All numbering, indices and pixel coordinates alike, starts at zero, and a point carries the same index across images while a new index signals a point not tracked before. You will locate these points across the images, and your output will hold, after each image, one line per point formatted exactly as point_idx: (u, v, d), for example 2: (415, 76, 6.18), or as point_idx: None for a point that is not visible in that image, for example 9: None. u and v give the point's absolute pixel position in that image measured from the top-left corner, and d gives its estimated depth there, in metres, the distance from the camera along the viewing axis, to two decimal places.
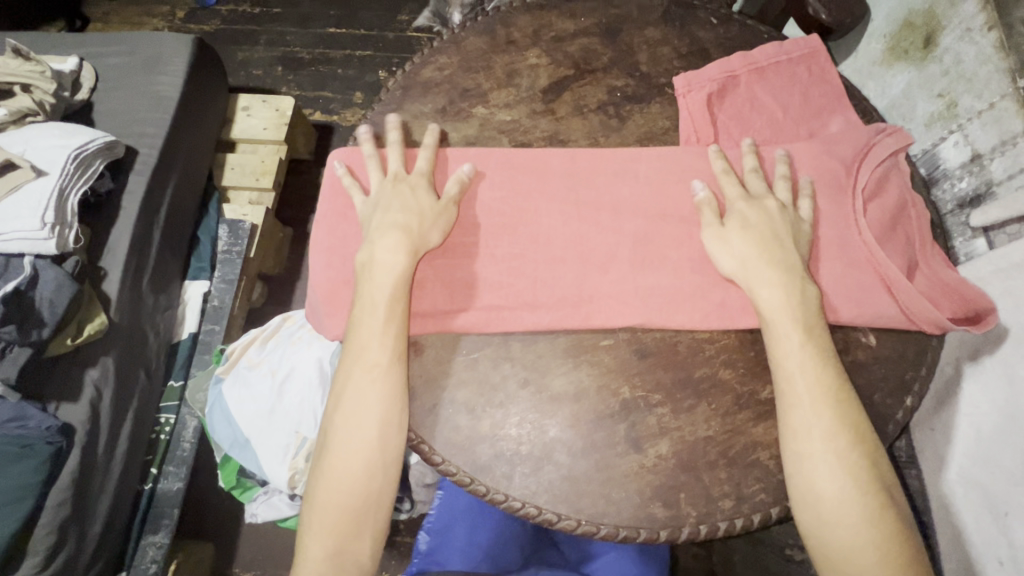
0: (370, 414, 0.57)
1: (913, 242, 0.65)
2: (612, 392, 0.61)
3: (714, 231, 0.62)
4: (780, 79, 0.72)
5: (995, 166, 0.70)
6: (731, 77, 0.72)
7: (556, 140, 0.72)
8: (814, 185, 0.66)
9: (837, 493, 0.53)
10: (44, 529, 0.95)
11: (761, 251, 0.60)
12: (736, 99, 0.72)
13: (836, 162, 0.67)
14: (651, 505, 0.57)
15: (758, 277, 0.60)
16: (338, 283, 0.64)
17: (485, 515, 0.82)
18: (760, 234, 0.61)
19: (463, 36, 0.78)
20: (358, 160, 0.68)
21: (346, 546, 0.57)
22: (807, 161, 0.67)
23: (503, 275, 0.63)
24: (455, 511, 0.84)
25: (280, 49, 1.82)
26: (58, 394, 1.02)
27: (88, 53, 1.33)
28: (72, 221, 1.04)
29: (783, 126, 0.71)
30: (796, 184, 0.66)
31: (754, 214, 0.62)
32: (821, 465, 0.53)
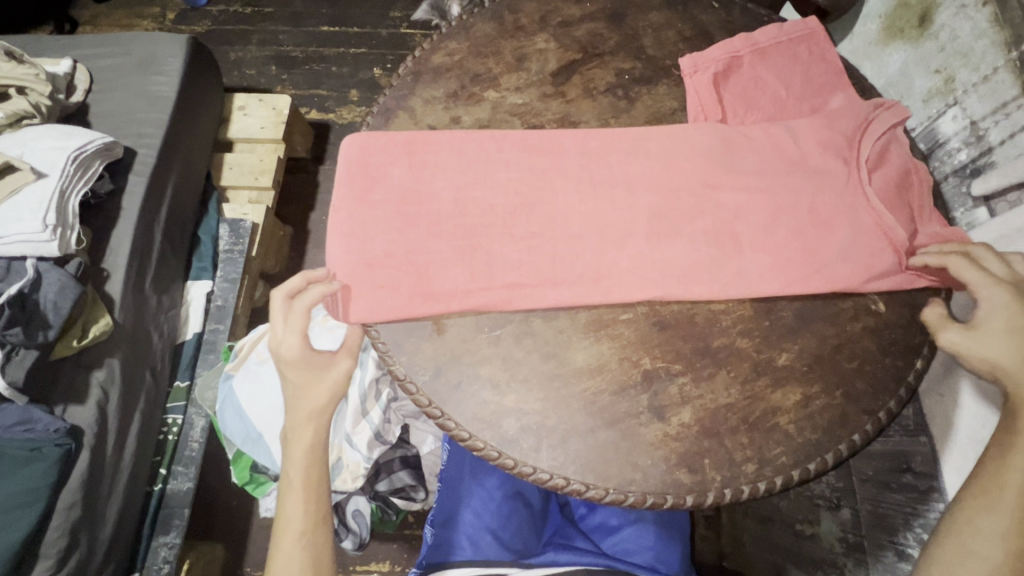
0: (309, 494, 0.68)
1: (915, 211, 0.67)
2: (633, 364, 0.62)
3: (959, 329, 0.60)
4: (782, 59, 0.74)
5: (993, 134, 0.72)
6: (735, 56, 0.74)
7: (568, 121, 0.73)
8: (821, 159, 0.68)
9: (991, 527, 0.57)
10: (55, 532, 0.94)
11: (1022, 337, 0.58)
12: (740, 79, 0.74)
13: (840, 135, 0.69)
14: (677, 471, 0.58)
15: (1022, 382, 0.57)
16: (358, 265, 0.64)
17: (490, 497, 0.84)
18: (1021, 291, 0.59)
19: (471, 23, 0.79)
20: (373, 145, 0.69)
21: None
22: (811, 136, 0.69)
23: (512, 256, 0.64)
24: (457, 495, 0.86)
25: (274, 49, 1.82)
26: (64, 396, 1.02)
27: (82, 55, 1.32)
28: (73, 223, 1.04)
29: (787, 103, 0.73)
30: (803, 161, 0.68)
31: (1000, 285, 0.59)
32: (987, 521, 0.57)
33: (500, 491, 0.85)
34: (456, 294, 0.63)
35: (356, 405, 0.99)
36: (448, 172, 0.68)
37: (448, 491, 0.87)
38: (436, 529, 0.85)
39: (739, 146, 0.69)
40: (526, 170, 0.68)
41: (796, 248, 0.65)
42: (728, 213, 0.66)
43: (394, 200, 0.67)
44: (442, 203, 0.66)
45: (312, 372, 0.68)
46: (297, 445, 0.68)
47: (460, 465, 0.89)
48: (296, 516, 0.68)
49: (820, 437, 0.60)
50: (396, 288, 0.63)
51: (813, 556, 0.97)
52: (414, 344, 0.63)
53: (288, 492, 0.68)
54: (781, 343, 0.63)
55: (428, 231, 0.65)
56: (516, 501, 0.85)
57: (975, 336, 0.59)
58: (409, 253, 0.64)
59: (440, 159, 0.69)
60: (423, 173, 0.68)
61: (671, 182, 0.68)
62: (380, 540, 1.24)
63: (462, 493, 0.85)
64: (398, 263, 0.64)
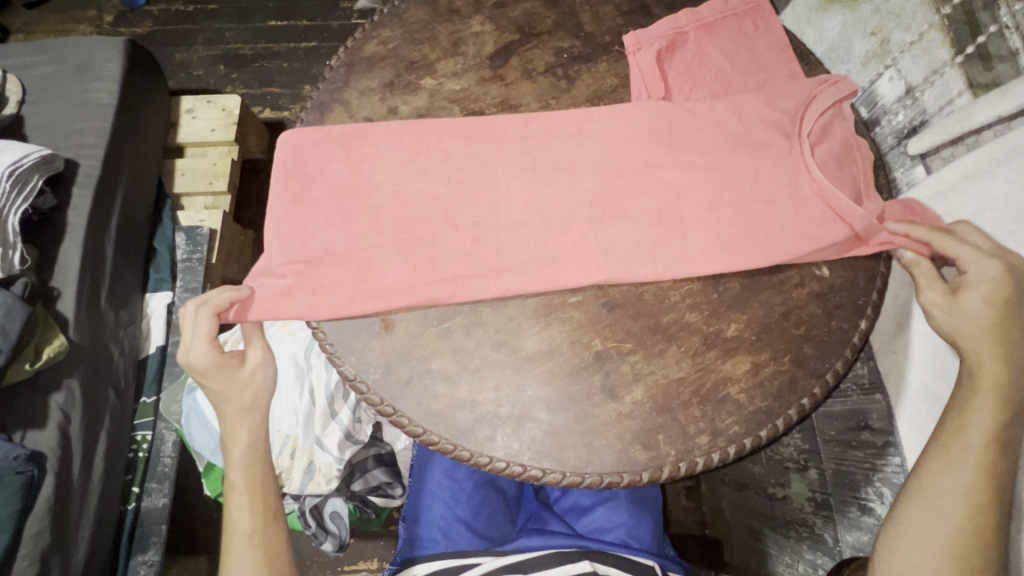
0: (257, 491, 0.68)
1: (860, 180, 0.67)
2: (585, 346, 0.62)
3: (938, 292, 0.62)
4: (726, 34, 0.74)
5: (927, 96, 0.73)
6: (679, 33, 0.73)
7: (508, 105, 0.72)
8: (763, 134, 0.68)
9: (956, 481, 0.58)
10: (23, 561, 0.91)
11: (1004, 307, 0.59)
12: (684, 56, 0.73)
13: (782, 109, 0.69)
14: (632, 449, 0.59)
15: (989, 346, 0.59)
16: (296, 266, 0.62)
17: (462, 489, 0.84)
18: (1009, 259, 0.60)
19: (404, 9, 0.77)
20: (310, 139, 0.67)
21: None
22: (753, 111, 0.69)
23: (458, 251, 0.63)
24: (428, 491, 0.85)
25: (220, 47, 1.75)
26: (23, 422, 0.98)
27: (12, 64, 1.25)
28: (14, 242, 0.98)
29: (732, 79, 0.73)
30: (746, 137, 0.68)
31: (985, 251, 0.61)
32: (951, 477, 0.59)
33: (471, 482, 0.85)
34: (399, 291, 0.62)
35: (323, 408, 0.97)
36: (388, 167, 0.66)
37: (418, 487, 0.86)
38: (409, 526, 0.84)
39: (682, 123, 0.69)
40: (469, 160, 0.67)
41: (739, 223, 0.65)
42: (671, 190, 0.66)
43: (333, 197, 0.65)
44: (382, 198, 0.65)
45: (228, 375, 0.67)
46: (236, 446, 0.68)
47: (429, 461, 0.88)
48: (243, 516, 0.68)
49: (770, 405, 0.61)
50: (335, 286, 0.62)
51: (787, 518, 0.99)
52: (364, 344, 0.62)
53: (233, 497, 0.68)
54: (730, 314, 0.64)
55: (369, 227, 0.64)
56: (488, 489, 0.85)
57: (959, 303, 0.61)
58: (348, 250, 0.63)
59: (379, 153, 0.67)
60: (361, 168, 0.66)
61: (614, 164, 0.67)
62: (366, 539, 1.23)
63: (433, 488, 0.85)
64: (337, 261, 0.62)
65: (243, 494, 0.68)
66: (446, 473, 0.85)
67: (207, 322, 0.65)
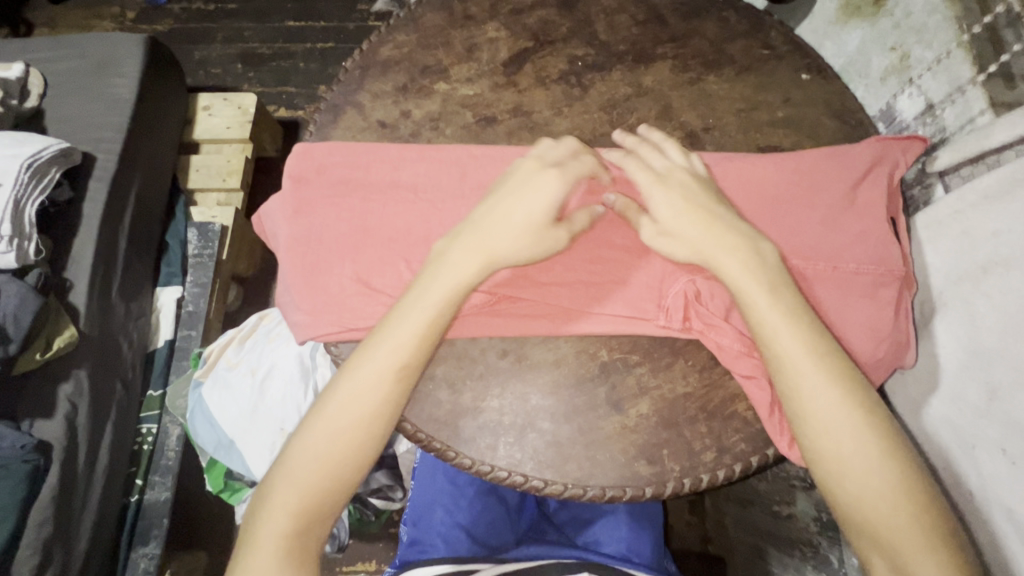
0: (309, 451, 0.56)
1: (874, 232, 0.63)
2: (591, 356, 0.62)
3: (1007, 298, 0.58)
4: (813, 171, 0.65)
5: (947, 114, 0.72)
6: (740, 155, 0.67)
7: (521, 111, 0.72)
8: (791, 195, 0.65)
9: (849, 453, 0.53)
10: (26, 550, 0.91)
11: (749, 275, 0.57)
12: (748, 168, 0.66)
13: (836, 185, 0.64)
14: (636, 463, 0.58)
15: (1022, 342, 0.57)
16: (299, 177, 0.66)
17: (463, 495, 0.83)
18: (705, 225, 0.58)
19: (420, 13, 0.77)
20: (321, 159, 0.66)
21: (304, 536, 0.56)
22: (780, 176, 0.65)
23: (459, 173, 0.67)
24: (432, 496, 0.84)
25: (238, 46, 1.77)
26: (32, 411, 0.99)
27: (34, 58, 1.27)
28: (30, 233, 1.00)
29: (803, 185, 0.65)
30: (770, 197, 0.65)
31: (688, 220, 0.59)
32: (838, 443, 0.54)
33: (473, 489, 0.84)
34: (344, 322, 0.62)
35: None
36: (428, 270, 0.63)
37: (422, 492, 0.85)
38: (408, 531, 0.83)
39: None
40: (524, 302, 0.62)
41: (762, 220, 0.64)
42: None
43: (348, 243, 0.63)
44: (374, 236, 0.64)
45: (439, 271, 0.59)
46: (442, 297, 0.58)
47: (432, 466, 0.87)
48: (279, 522, 0.55)
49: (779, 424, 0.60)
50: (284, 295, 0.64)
51: (792, 537, 0.96)
52: None
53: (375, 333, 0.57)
54: None
55: (347, 268, 0.63)
56: (489, 498, 0.84)
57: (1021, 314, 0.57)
58: (314, 280, 0.62)
59: (371, 185, 0.66)
60: (400, 292, 0.63)
61: (685, 328, 0.61)
62: (365, 542, 1.22)
63: (436, 492, 0.84)
64: (299, 288, 0.63)
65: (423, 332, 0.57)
66: (448, 480, 0.84)
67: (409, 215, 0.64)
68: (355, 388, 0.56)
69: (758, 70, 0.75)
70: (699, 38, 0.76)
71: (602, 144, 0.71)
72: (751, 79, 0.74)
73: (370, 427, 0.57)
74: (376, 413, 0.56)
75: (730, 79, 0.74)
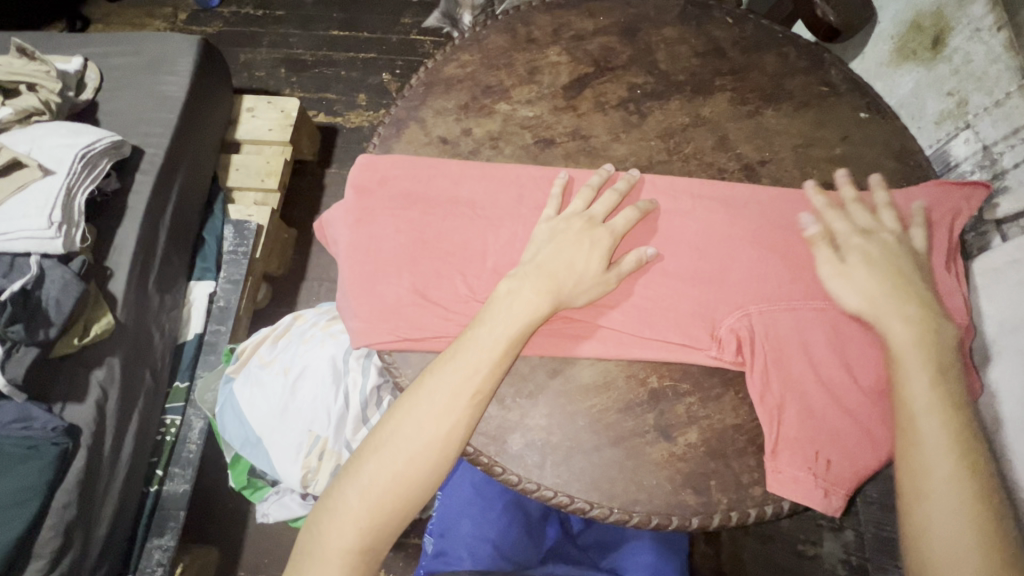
0: (377, 471, 0.57)
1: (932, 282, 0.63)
2: (640, 381, 0.62)
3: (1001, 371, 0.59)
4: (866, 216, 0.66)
5: (1008, 158, 0.71)
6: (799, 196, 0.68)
7: (579, 135, 0.73)
8: None
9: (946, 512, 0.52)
10: (49, 532, 0.92)
11: (921, 355, 0.57)
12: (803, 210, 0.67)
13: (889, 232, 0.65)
14: (682, 492, 0.58)
15: None
16: (367, 187, 0.68)
17: (492, 510, 0.82)
18: (892, 285, 0.60)
19: (483, 35, 0.79)
20: (390, 169, 0.69)
21: (368, 550, 0.57)
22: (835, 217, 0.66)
23: (517, 193, 0.68)
24: (460, 506, 0.84)
25: (284, 52, 1.82)
26: (64, 394, 1.00)
27: (94, 53, 1.32)
28: (78, 221, 1.03)
29: None
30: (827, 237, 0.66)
31: (878, 279, 0.60)
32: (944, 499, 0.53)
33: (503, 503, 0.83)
34: (401, 331, 0.63)
35: (356, 412, 0.99)
36: (484, 286, 0.65)
37: (450, 502, 0.86)
38: (436, 540, 0.83)
39: (865, 458, 0.57)
40: (577, 324, 0.63)
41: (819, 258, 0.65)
42: (766, 288, 0.63)
43: (409, 255, 0.65)
44: (441, 252, 0.65)
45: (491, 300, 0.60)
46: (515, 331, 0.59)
47: (462, 476, 0.87)
48: (345, 537, 0.56)
49: (845, 479, 0.57)
50: (345, 297, 0.66)
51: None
52: (422, 359, 0.64)
53: (446, 361, 0.58)
54: None
55: (412, 279, 0.64)
56: (516, 510, 0.83)
57: None
58: (379, 285, 0.64)
59: (437, 201, 0.67)
60: (456, 307, 0.64)
61: (737, 361, 0.61)
62: None
63: (464, 503, 0.84)
64: (365, 290, 0.64)
65: (495, 361, 0.58)
66: (475, 492, 0.84)
67: (541, 231, 0.64)
68: (425, 411, 0.57)
69: (817, 106, 0.76)
70: (758, 73, 0.77)
71: (658, 170, 0.72)
72: (809, 116, 0.75)
73: (431, 454, 0.56)
74: (446, 440, 0.57)
75: (788, 114, 0.75)
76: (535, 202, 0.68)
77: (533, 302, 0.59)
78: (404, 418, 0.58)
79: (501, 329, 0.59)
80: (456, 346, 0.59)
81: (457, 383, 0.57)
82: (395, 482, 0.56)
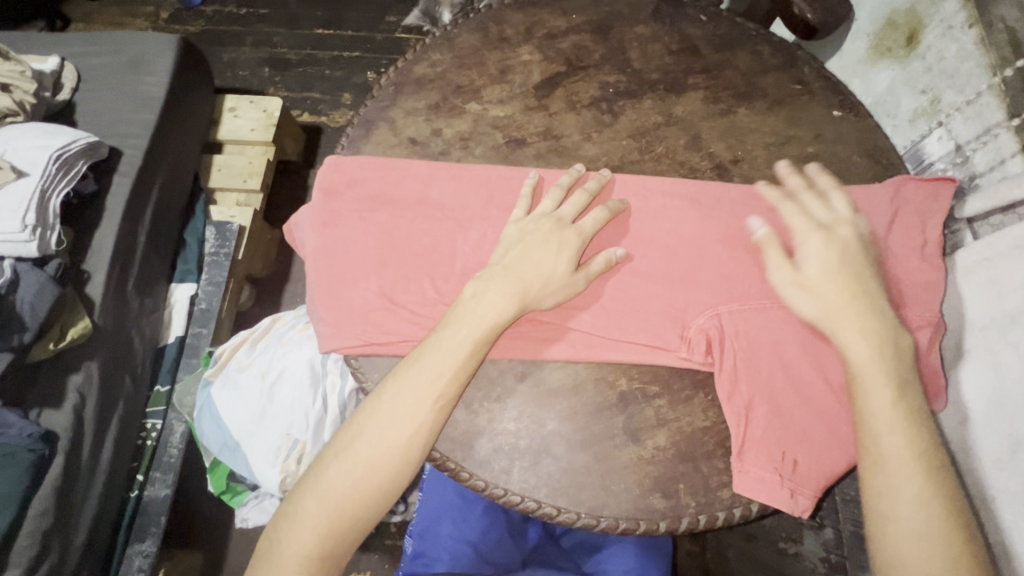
0: (337, 478, 0.56)
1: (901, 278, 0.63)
2: (610, 384, 0.61)
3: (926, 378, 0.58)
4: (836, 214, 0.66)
5: (978, 157, 0.71)
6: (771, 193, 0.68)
7: (551, 135, 0.72)
8: None
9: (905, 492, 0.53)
10: (25, 540, 0.90)
11: (879, 361, 0.56)
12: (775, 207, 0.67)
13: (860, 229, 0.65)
14: (651, 496, 0.57)
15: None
16: (335, 189, 0.67)
17: (471, 510, 0.82)
18: (852, 295, 0.58)
19: (455, 33, 0.78)
20: (358, 170, 0.68)
21: (329, 557, 0.56)
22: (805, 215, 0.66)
23: (487, 194, 0.67)
24: (440, 507, 0.83)
25: (266, 50, 1.80)
26: (41, 399, 0.99)
27: (69, 53, 1.30)
28: (54, 223, 1.01)
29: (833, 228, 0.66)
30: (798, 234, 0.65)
31: (835, 284, 0.59)
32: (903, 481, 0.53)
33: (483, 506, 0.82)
34: (368, 335, 0.62)
35: (334, 416, 0.98)
36: (452, 289, 0.64)
37: (430, 502, 0.84)
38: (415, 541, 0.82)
39: (831, 457, 0.57)
40: (547, 326, 0.62)
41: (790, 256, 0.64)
42: (736, 288, 0.62)
43: (377, 258, 0.64)
44: (408, 254, 0.65)
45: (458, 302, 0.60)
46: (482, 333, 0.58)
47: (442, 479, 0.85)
48: (304, 544, 0.55)
49: (809, 479, 0.57)
50: (313, 301, 0.65)
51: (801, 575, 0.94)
52: (390, 364, 0.63)
53: (410, 367, 0.57)
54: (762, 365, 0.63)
55: (380, 282, 0.63)
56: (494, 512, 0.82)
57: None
58: (346, 289, 0.63)
59: (405, 202, 0.67)
60: (425, 310, 0.63)
61: (707, 361, 0.61)
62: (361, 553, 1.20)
63: (444, 504, 0.83)
64: (332, 294, 0.63)
65: (460, 366, 0.57)
66: (459, 493, 0.83)
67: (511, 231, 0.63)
68: (388, 417, 0.56)
69: (791, 105, 0.75)
70: (731, 71, 0.77)
71: (630, 170, 0.71)
72: (782, 114, 0.75)
73: (393, 459, 0.56)
74: (410, 446, 0.56)
75: (761, 112, 0.74)
76: (505, 202, 0.67)
77: (500, 303, 0.59)
78: (365, 423, 0.57)
79: (466, 332, 0.58)
80: (421, 350, 0.58)
81: (421, 387, 0.56)
82: (355, 489, 0.56)
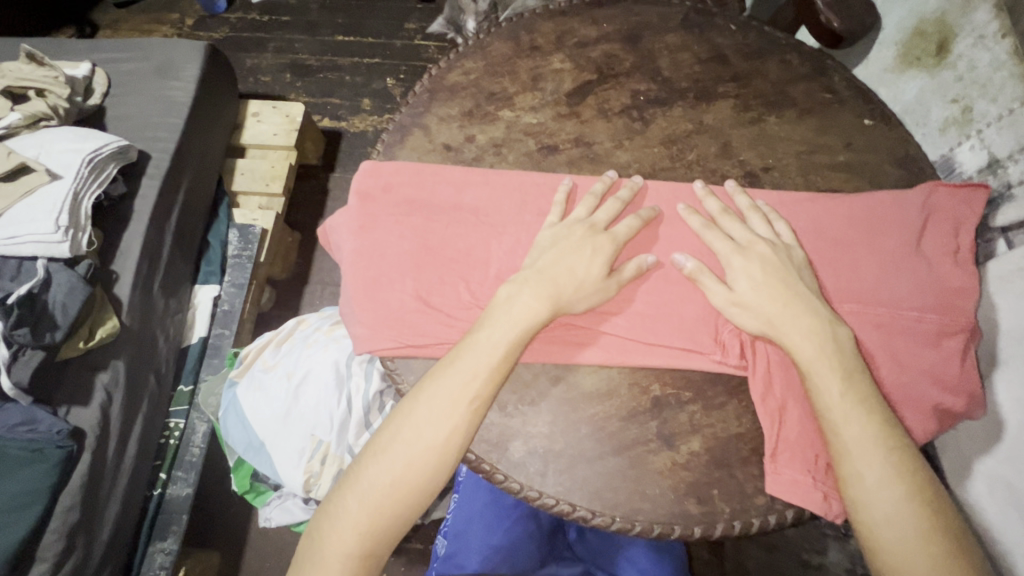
0: (373, 478, 0.57)
1: (939, 286, 0.63)
2: (643, 390, 0.62)
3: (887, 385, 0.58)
4: (870, 221, 0.66)
5: (1013, 168, 0.71)
6: (806, 200, 0.68)
7: (582, 142, 0.73)
8: (856, 241, 0.65)
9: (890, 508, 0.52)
10: (52, 535, 0.92)
11: (826, 360, 0.56)
12: (811, 215, 0.67)
13: (897, 236, 0.65)
14: (685, 501, 0.58)
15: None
16: (370, 193, 0.68)
17: (504, 517, 0.82)
18: (784, 302, 0.59)
19: (487, 42, 0.80)
20: (392, 175, 0.69)
21: (367, 558, 0.57)
22: (841, 222, 0.66)
23: (519, 200, 0.68)
24: (473, 512, 0.84)
25: (289, 57, 1.83)
26: (69, 397, 1.01)
27: (102, 59, 1.33)
28: (85, 225, 1.03)
29: (869, 235, 0.66)
30: (835, 241, 0.66)
31: (766, 294, 0.60)
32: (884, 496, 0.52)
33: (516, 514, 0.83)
34: (405, 336, 0.63)
35: (359, 417, 0.99)
36: (486, 292, 0.65)
37: (463, 506, 0.85)
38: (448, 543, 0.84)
39: None
40: (581, 330, 0.63)
41: (828, 263, 0.65)
42: None
43: (411, 261, 0.65)
44: (437, 257, 0.66)
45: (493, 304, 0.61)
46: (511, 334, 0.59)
47: (476, 483, 0.86)
48: (345, 543, 0.56)
49: None
50: (346, 303, 0.66)
51: None
52: (426, 365, 0.64)
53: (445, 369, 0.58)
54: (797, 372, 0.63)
55: (415, 284, 0.64)
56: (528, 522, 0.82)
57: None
58: (378, 291, 0.64)
59: (436, 206, 0.68)
60: (460, 313, 0.64)
61: (741, 366, 0.61)
62: None
63: (476, 510, 0.84)
64: (364, 296, 0.64)
65: (490, 367, 0.57)
66: (492, 499, 0.84)
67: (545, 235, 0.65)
68: (424, 417, 0.57)
69: (820, 114, 0.76)
70: (760, 80, 0.77)
71: (662, 178, 0.72)
72: (813, 122, 0.75)
73: (429, 460, 0.56)
74: (445, 446, 0.56)
75: (791, 121, 0.75)
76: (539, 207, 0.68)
77: (534, 305, 0.59)
78: (402, 424, 0.58)
79: (498, 334, 0.59)
80: (457, 351, 0.59)
81: (462, 389, 0.57)
82: (393, 488, 0.56)
